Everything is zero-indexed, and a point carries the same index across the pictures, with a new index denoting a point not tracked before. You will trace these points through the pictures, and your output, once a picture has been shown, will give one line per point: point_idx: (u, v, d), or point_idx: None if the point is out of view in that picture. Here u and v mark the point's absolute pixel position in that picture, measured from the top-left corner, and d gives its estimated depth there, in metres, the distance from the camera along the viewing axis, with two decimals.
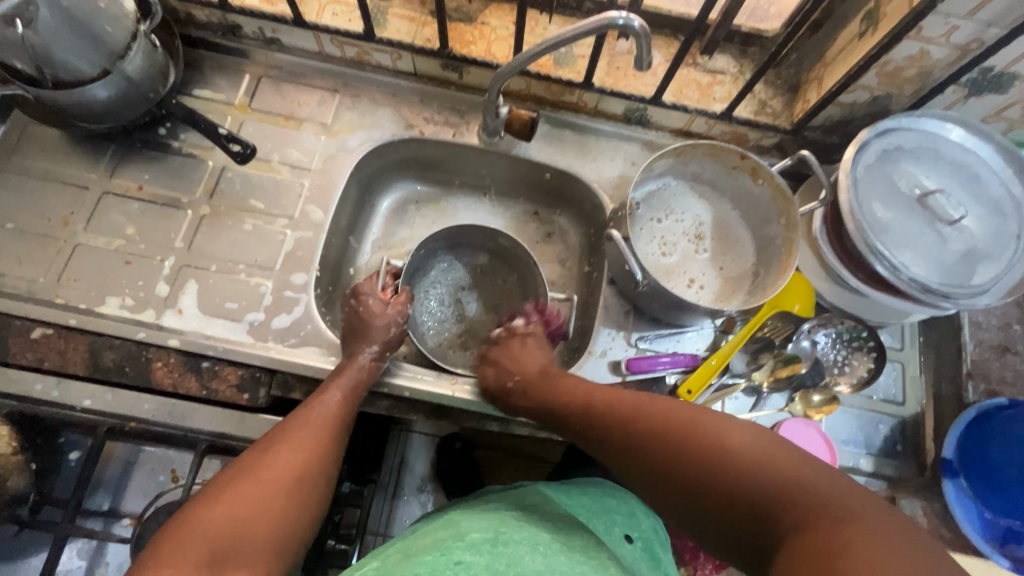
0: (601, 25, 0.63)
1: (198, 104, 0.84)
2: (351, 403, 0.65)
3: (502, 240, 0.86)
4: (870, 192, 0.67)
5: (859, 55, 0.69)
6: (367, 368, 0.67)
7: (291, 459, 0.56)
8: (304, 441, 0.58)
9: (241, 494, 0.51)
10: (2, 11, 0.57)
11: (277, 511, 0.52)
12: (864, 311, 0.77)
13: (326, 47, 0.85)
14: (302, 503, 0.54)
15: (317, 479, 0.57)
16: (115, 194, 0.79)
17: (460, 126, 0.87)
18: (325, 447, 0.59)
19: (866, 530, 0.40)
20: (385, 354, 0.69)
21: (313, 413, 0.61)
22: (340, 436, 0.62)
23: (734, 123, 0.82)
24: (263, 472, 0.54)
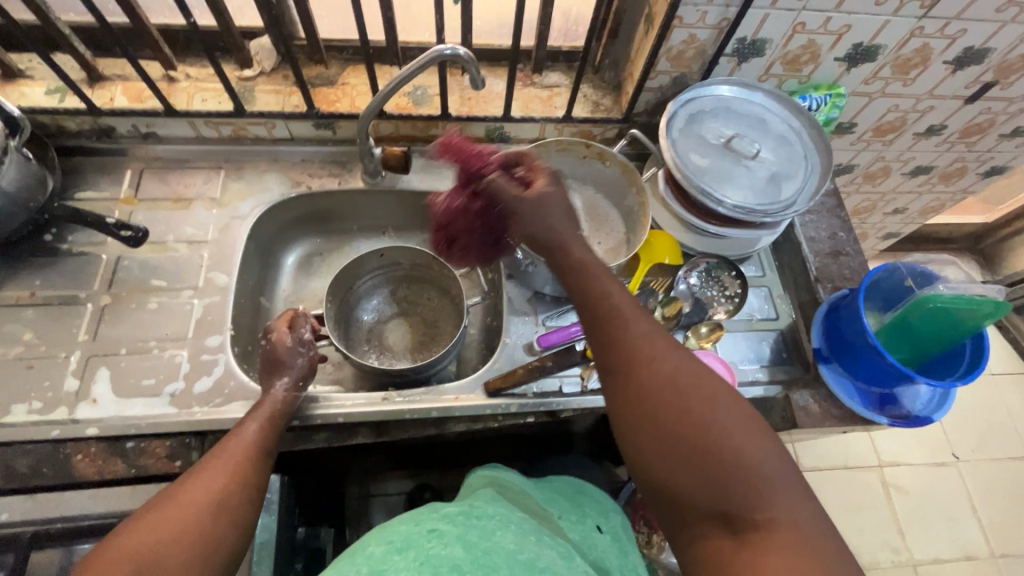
0: (433, 57, 0.74)
1: (82, 206, 0.87)
2: (270, 433, 0.67)
3: (415, 258, 0.94)
4: (687, 148, 0.81)
5: (648, 48, 0.85)
6: (284, 399, 0.70)
7: (216, 482, 0.57)
8: (224, 466, 0.59)
9: (165, 517, 0.52)
10: None
11: (201, 531, 0.53)
12: (722, 249, 0.91)
13: (202, 130, 0.91)
14: (224, 524, 0.55)
15: (245, 499, 0.58)
16: (7, 305, 0.79)
17: (344, 175, 0.95)
18: (249, 470, 0.61)
19: (805, 537, 0.46)
20: (299, 384, 0.73)
21: (235, 440, 0.63)
22: (262, 462, 0.63)
23: (576, 123, 0.96)
24: (187, 495, 0.55)
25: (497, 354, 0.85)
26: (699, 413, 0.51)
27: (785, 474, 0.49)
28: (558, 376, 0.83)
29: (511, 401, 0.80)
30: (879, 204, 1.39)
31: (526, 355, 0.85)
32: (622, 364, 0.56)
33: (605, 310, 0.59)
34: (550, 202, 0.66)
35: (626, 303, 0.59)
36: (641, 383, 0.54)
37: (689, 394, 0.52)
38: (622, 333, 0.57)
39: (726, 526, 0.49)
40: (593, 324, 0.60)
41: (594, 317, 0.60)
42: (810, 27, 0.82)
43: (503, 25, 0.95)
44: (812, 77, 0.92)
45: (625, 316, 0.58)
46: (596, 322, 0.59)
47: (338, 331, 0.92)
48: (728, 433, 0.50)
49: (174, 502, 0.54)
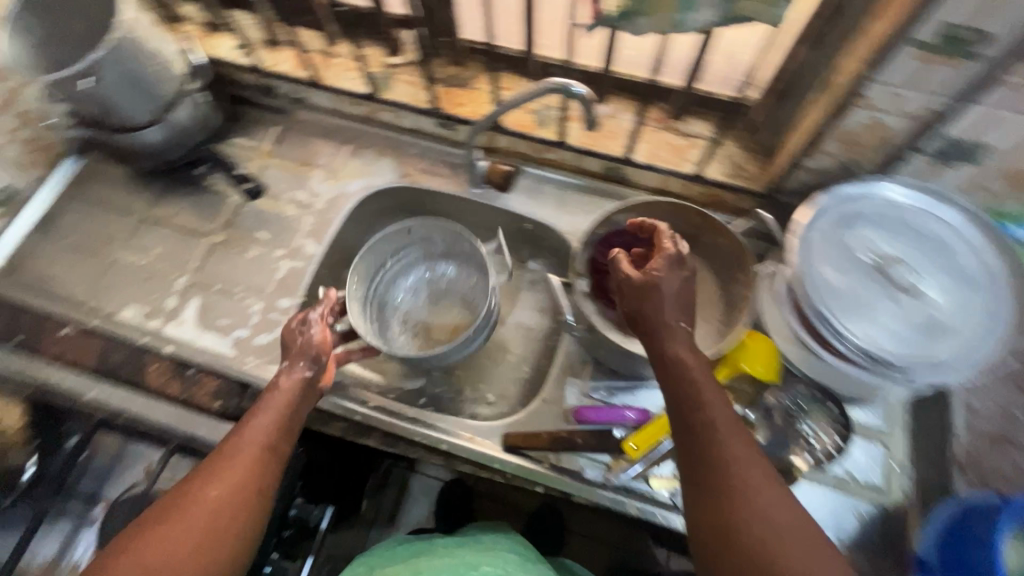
0: (548, 88, 0.68)
1: (232, 150, 0.99)
2: (288, 418, 0.62)
3: (452, 236, 0.89)
4: (821, 256, 0.66)
5: (815, 123, 0.70)
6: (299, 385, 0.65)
7: (226, 491, 0.54)
8: (232, 475, 0.55)
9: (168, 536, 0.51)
10: (75, 70, 0.72)
11: (209, 549, 0.52)
12: (836, 383, 0.73)
13: (343, 106, 0.98)
14: (232, 535, 0.53)
15: (258, 509, 0.56)
16: (152, 220, 0.93)
17: (450, 177, 0.95)
18: (261, 472, 0.57)
19: None
20: (307, 364, 0.67)
21: (249, 433, 0.59)
22: (276, 458, 0.59)
23: (705, 184, 0.84)
24: (193, 509, 0.53)
25: (529, 408, 0.79)
26: (782, 556, 0.48)
27: None
28: (583, 457, 0.75)
29: (523, 463, 0.75)
30: None
31: (559, 421, 0.78)
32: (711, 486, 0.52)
33: (701, 418, 0.54)
34: (663, 293, 0.59)
35: (723, 414, 0.55)
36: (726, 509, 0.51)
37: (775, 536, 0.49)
38: (715, 446, 0.53)
39: None
40: (682, 431, 0.56)
41: (687, 426, 0.55)
42: None
43: None
44: None
45: (719, 429, 0.54)
46: (686, 432, 0.55)
47: (372, 324, 0.89)
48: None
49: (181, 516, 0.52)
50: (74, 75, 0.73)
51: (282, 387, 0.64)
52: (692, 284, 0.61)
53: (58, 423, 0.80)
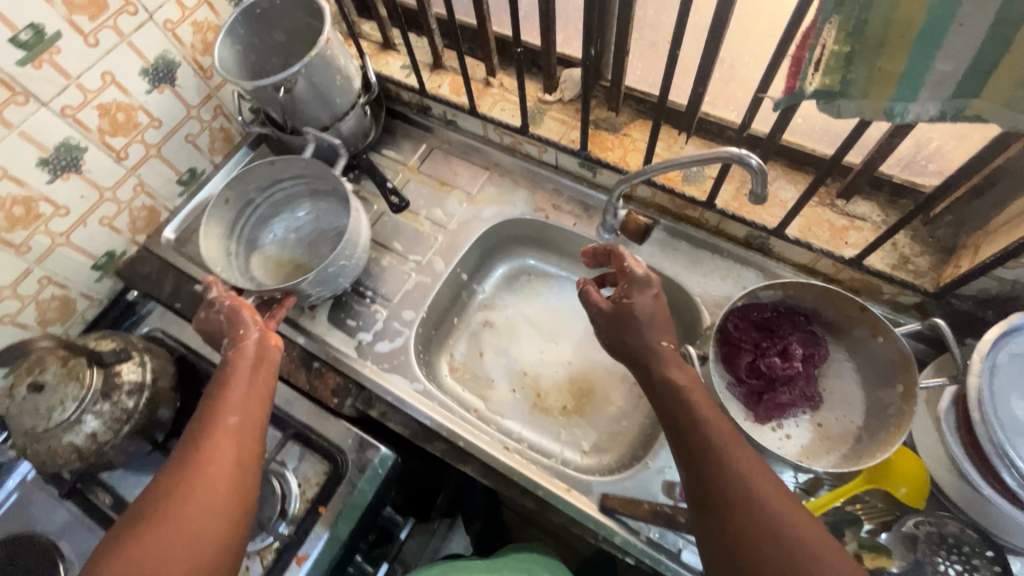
0: (720, 157, 0.66)
1: (381, 161, 1.05)
2: (256, 375, 0.70)
3: (286, 170, 0.93)
4: (1012, 384, 0.58)
5: (1019, 234, 0.62)
6: (256, 343, 0.72)
7: (209, 472, 0.60)
8: (221, 436, 0.63)
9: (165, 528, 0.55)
10: (274, 81, 0.80)
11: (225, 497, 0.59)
12: (1001, 527, 0.63)
13: (490, 133, 1.01)
14: (240, 482, 0.61)
15: (248, 474, 0.62)
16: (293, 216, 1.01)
17: (582, 218, 0.96)
18: (245, 428, 0.65)
19: None
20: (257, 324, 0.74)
21: (212, 415, 0.64)
22: (251, 431, 0.65)
23: (864, 271, 0.77)
24: (182, 499, 0.57)
25: (632, 471, 0.77)
26: (793, 549, 0.51)
27: None
28: (683, 539, 0.71)
29: (620, 530, 0.72)
30: None
31: (661, 493, 0.75)
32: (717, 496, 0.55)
33: (705, 429, 0.59)
34: (640, 314, 0.67)
35: (718, 427, 0.59)
36: (736, 513, 0.54)
37: (784, 534, 0.52)
38: (717, 457, 0.57)
39: None
40: (682, 448, 0.60)
41: (687, 444, 0.60)
42: None
43: (826, 131, 0.79)
44: None
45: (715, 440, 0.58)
46: (689, 450, 0.59)
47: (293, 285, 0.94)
48: None
49: (171, 510, 0.57)
50: (272, 85, 0.81)
51: (232, 361, 0.71)
52: (662, 302, 0.69)
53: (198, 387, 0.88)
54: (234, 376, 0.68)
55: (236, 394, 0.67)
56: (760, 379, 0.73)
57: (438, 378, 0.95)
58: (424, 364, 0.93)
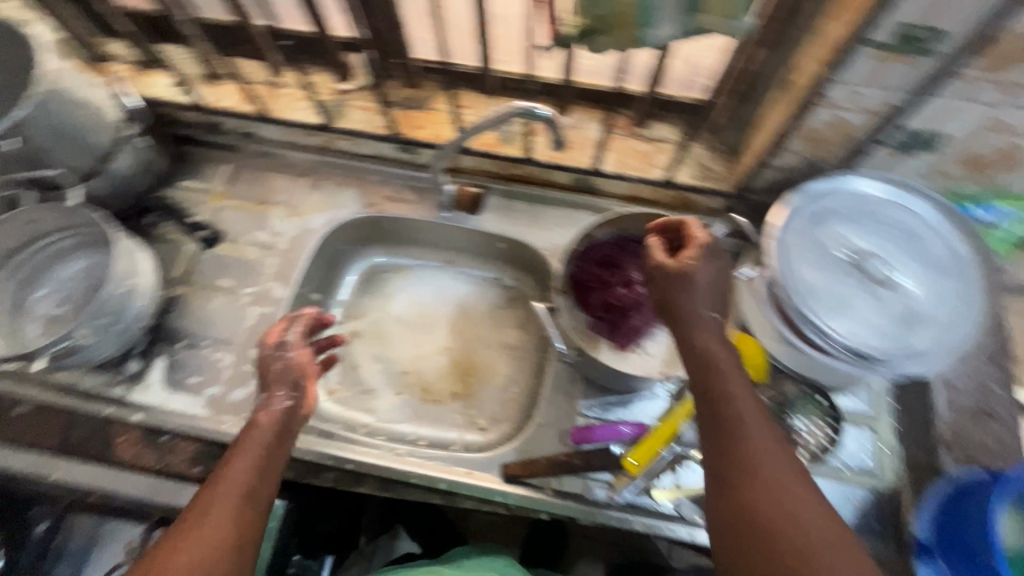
0: (509, 112, 0.68)
1: (180, 194, 0.93)
2: (272, 458, 0.58)
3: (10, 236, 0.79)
4: (800, 255, 0.66)
5: (778, 125, 0.70)
6: (276, 415, 0.61)
7: (178, 558, 0.46)
8: (209, 515, 0.49)
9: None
10: None
11: None
12: (823, 376, 0.75)
13: (295, 137, 0.93)
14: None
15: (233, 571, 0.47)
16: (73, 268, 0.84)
17: (416, 201, 0.92)
18: (247, 514, 0.51)
19: None
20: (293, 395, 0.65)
21: (223, 484, 0.52)
22: (258, 514, 0.52)
23: (676, 188, 0.84)
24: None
25: (525, 434, 0.78)
26: (805, 545, 0.45)
27: None
28: (585, 478, 0.74)
29: (526, 493, 0.73)
30: None
31: (556, 444, 0.78)
32: (728, 478, 0.50)
33: (722, 410, 0.53)
34: (691, 282, 0.58)
35: (747, 407, 0.53)
36: (742, 499, 0.49)
37: (806, 524, 0.46)
38: (737, 437, 0.51)
39: None
40: (705, 426, 0.54)
41: (717, 420, 0.53)
42: (1013, 128, 0.62)
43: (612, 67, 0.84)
44: (1001, 186, 0.70)
45: (741, 417, 0.52)
46: (714, 419, 0.53)
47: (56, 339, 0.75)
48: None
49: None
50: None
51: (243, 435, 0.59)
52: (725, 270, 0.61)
53: (21, 512, 0.75)
54: (262, 454, 0.57)
55: (238, 472, 0.54)
56: (613, 311, 0.79)
57: (315, 407, 0.88)
58: None
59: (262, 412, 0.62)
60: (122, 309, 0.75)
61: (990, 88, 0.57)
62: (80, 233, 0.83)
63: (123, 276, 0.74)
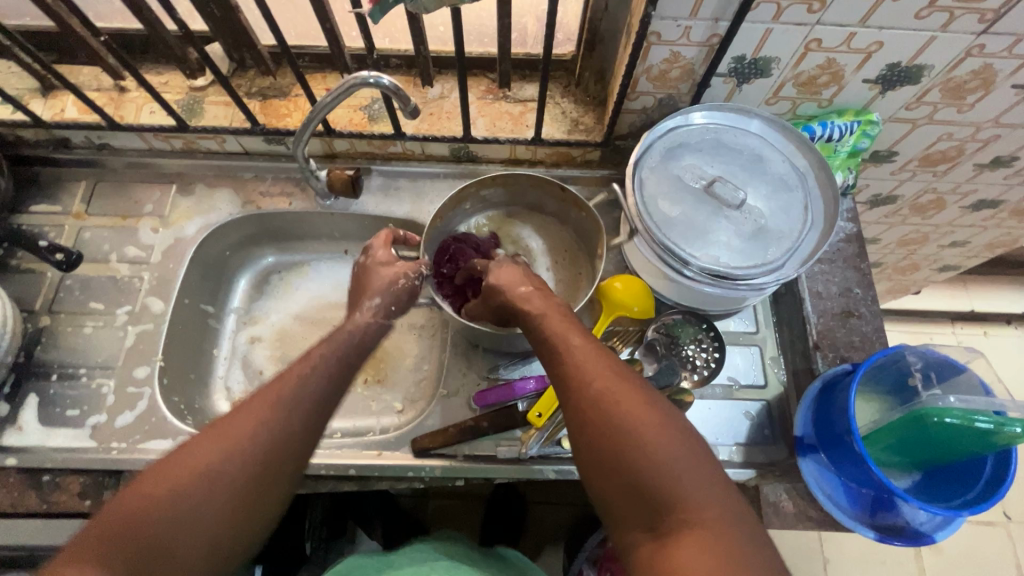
0: (353, 83, 0.66)
1: (34, 219, 0.86)
2: (333, 358, 0.59)
3: None
4: (657, 190, 0.68)
5: (624, 67, 0.72)
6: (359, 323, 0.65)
7: (220, 433, 0.49)
8: (259, 398, 0.52)
9: (192, 471, 0.47)
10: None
11: (223, 470, 0.48)
12: (701, 303, 0.78)
13: (154, 142, 0.88)
14: (258, 455, 0.49)
15: (274, 456, 0.50)
16: None
17: (296, 193, 0.90)
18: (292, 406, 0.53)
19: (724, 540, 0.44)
20: (387, 308, 0.69)
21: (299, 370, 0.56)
22: (328, 400, 0.56)
23: (549, 145, 0.85)
24: (192, 449, 0.48)
25: (433, 406, 0.79)
26: (646, 446, 0.49)
27: (695, 472, 0.48)
28: (495, 439, 0.75)
29: (438, 463, 0.74)
30: (932, 237, 1.18)
31: (464, 410, 0.78)
32: (577, 419, 0.53)
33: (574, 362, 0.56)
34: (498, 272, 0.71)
35: (579, 344, 0.58)
36: (593, 433, 0.51)
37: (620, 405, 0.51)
38: (585, 380, 0.54)
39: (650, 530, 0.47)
40: (555, 381, 0.57)
41: (548, 353, 0.60)
42: (827, 44, 0.66)
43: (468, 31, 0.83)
44: (834, 101, 0.76)
45: (584, 364, 0.56)
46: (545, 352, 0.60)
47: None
48: (646, 446, 0.49)
49: (207, 454, 0.48)
50: None
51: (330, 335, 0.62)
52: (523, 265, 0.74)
53: None
54: (345, 353, 0.60)
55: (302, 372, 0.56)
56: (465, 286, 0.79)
57: None
58: (193, 414, 0.82)
59: (363, 312, 0.66)
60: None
61: (795, 7, 0.61)
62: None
63: None
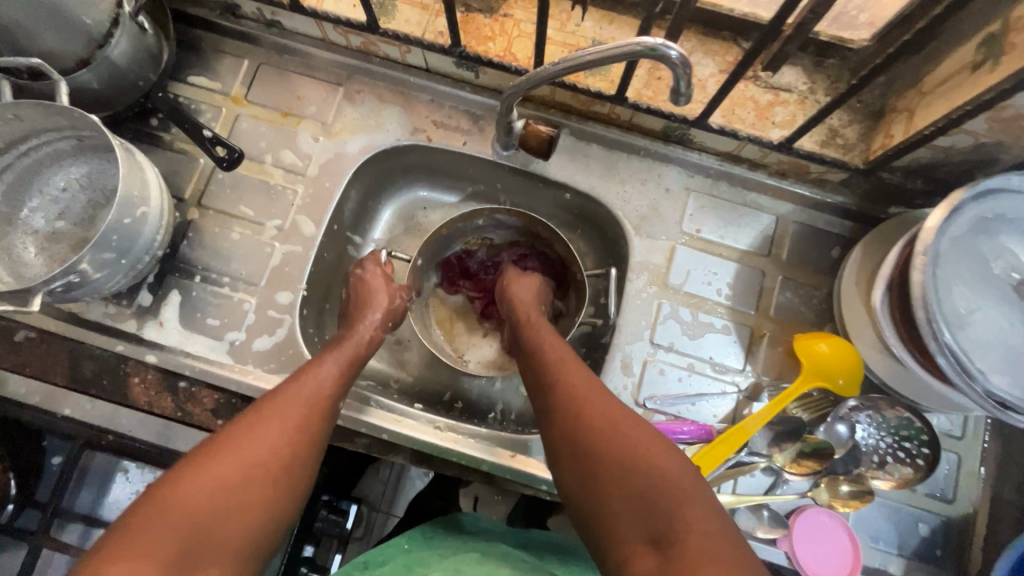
0: (625, 53, 0.49)
1: (192, 92, 0.77)
2: (346, 374, 0.64)
3: None
4: (955, 271, 0.54)
5: (964, 98, 0.54)
6: (368, 341, 0.68)
7: (253, 442, 0.53)
8: (288, 409, 0.56)
9: (223, 475, 0.50)
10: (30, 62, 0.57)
11: (250, 473, 0.51)
12: (921, 396, 0.66)
13: (330, 34, 0.76)
14: (289, 455, 0.54)
15: (297, 452, 0.55)
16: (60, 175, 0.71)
17: (472, 133, 0.77)
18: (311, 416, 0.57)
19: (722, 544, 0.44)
20: (387, 324, 0.72)
21: (313, 374, 0.61)
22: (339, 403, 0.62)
23: (793, 155, 0.68)
24: (226, 452, 0.51)
25: None
26: (642, 455, 0.50)
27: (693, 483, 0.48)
28: None
29: None
30: None
31: None
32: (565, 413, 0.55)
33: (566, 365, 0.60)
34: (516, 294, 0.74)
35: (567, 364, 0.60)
36: (594, 435, 0.52)
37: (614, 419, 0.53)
38: (575, 390, 0.57)
39: (653, 547, 0.45)
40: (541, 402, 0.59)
41: (535, 376, 0.62)
42: None
43: None
44: None
45: (575, 380, 0.58)
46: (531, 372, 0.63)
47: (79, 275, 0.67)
48: (640, 455, 0.50)
49: (243, 455, 0.51)
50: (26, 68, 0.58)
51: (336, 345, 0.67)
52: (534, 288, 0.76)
53: (36, 438, 0.72)
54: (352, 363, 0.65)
55: (323, 377, 0.61)
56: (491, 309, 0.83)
57: None
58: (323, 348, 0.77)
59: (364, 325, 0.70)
60: (133, 240, 0.64)
61: None
62: (73, 135, 0.69)
63: (133, 201, 0.62)
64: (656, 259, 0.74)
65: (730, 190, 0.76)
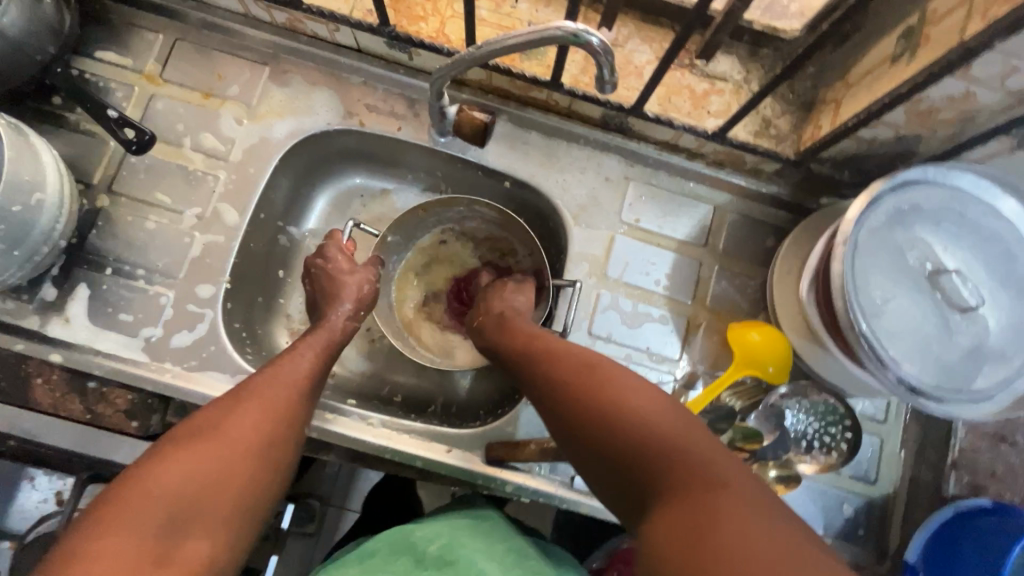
0: (545, 38, 0.48)
1: (101, 69, 0.71)
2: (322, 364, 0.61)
3: None
4: (873, 261, 0.55)
5: (883, 90, 0.55)
6: (342, 329, 0.66)
7: (227, 431, 0.49)
8: (264, 395, 0.52)
9: (198, 464, 0.45)
10: None
11: (226, 459, 0.47)
12: (840, 380, 0.68)
13: (252, 9, 0.71)
14: (267, 440, 0.50)
15: (276, 441, 0.51)
16: None
17: (406, 118, 0.74)
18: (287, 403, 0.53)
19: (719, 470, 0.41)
20: (358, 314, 0.69)
21: (287, 363, 0.57)
22: (315, 392, 0.58)
23: (728, 144, 0.68)
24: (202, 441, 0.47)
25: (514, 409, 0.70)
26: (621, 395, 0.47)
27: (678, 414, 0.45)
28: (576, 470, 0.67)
29: (509, 478, 0.66)
30: None
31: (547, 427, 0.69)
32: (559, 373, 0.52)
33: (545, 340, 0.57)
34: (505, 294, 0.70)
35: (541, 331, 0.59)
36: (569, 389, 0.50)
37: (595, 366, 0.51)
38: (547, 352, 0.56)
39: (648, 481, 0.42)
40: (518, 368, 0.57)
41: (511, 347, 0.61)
42: None
43: None
44: None
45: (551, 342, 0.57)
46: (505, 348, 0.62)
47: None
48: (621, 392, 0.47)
49: (220, 442, 0.47)
50: None
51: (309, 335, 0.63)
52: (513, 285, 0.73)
53: None
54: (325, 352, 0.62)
55: (300, 365, 0.58)
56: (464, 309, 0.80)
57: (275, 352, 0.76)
58: (252, 343, 0.74)
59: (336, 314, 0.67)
60: (26, 230, 0.58)
61: None
62: None
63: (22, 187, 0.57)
64: (596, 249, 0.73)
65: (670, 179, 0.75)
